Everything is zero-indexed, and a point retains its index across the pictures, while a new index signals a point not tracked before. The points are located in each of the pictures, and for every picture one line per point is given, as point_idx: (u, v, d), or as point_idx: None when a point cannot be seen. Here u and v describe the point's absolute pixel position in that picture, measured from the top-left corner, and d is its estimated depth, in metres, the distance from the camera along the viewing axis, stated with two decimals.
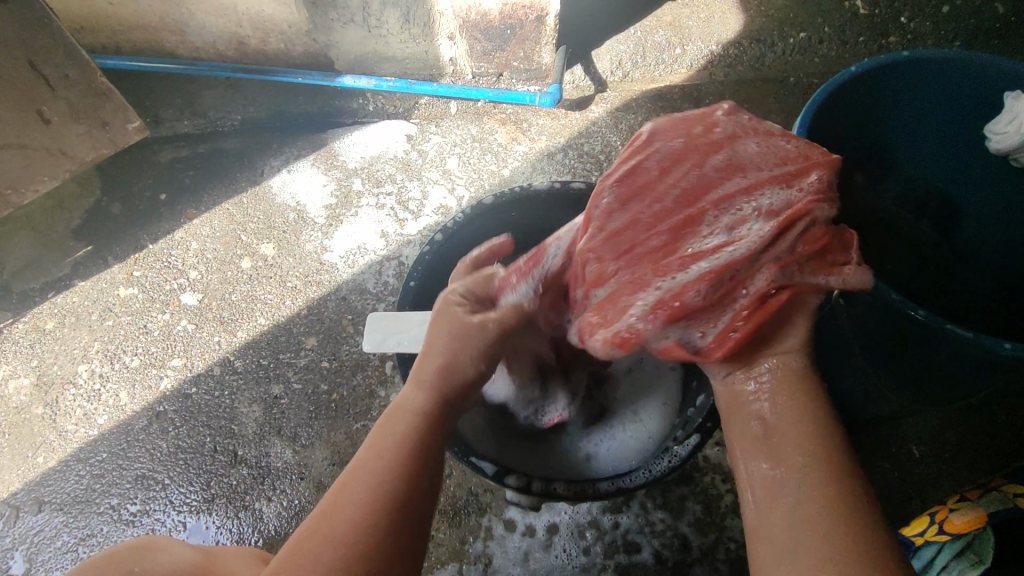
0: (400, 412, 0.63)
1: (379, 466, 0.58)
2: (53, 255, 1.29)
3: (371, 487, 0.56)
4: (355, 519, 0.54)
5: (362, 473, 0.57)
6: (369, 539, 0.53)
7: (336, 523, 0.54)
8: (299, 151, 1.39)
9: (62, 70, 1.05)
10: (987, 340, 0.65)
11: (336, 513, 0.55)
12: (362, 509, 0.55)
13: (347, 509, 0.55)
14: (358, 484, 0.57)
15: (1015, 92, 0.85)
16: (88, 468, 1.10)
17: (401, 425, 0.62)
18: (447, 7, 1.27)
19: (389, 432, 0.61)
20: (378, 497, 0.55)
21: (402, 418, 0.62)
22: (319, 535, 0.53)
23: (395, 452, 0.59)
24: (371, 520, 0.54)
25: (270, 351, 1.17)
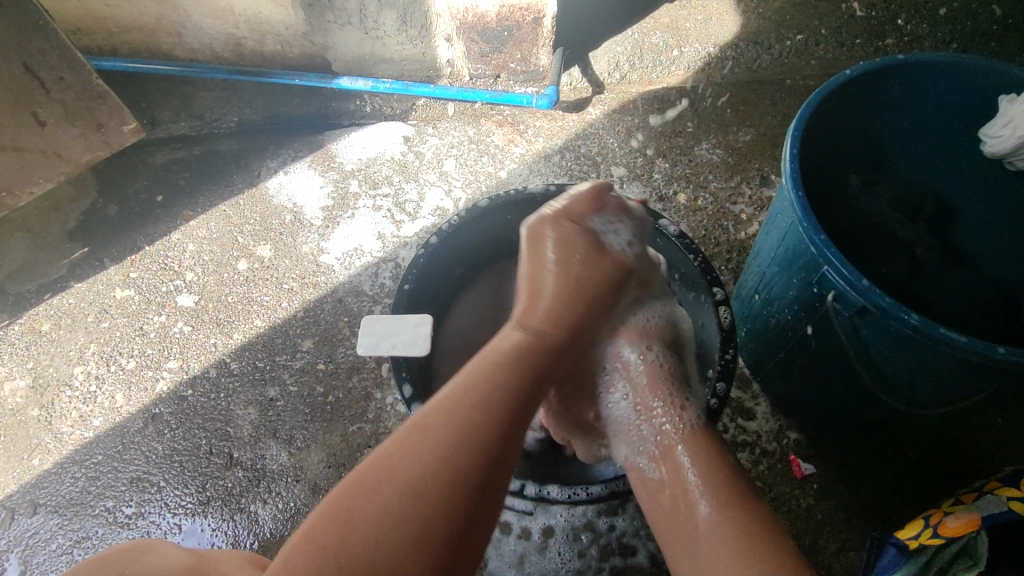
0: (495, 355, 0.64)
1: (470, 413, 0.57)
2: (49, 256, 1.29)
3: (458, 435, 0.55)
4: (431, 465, 0.53)
5: (449, 409, 0.56)
6: (445, 486, 0.52)
7: (412, 458, 0.53)
8: (296, 153, 1.39)
9: (58, 73, 1.05)
10: (979, 345, 0.65)
11: (411, 449, 0.54)
12: (446, 453, 0.53)
13: (428, 450, 0.53)
14: (439, 424, 0.55)
15: (1009, 95, 0.84)
16: (84, 470, 1.10)
17: (493, 372, 0.61)
18: (444, 9, 1.27)
19: (480, 373, 0.61)
20: (463, 441, 0.55)
21: (496, 367, 0.61)
22: (390, 464, 0.53)
23: (487, 403, 0.58)
24: (452, 468, 0.53)
25: (266, 353, 1.17)
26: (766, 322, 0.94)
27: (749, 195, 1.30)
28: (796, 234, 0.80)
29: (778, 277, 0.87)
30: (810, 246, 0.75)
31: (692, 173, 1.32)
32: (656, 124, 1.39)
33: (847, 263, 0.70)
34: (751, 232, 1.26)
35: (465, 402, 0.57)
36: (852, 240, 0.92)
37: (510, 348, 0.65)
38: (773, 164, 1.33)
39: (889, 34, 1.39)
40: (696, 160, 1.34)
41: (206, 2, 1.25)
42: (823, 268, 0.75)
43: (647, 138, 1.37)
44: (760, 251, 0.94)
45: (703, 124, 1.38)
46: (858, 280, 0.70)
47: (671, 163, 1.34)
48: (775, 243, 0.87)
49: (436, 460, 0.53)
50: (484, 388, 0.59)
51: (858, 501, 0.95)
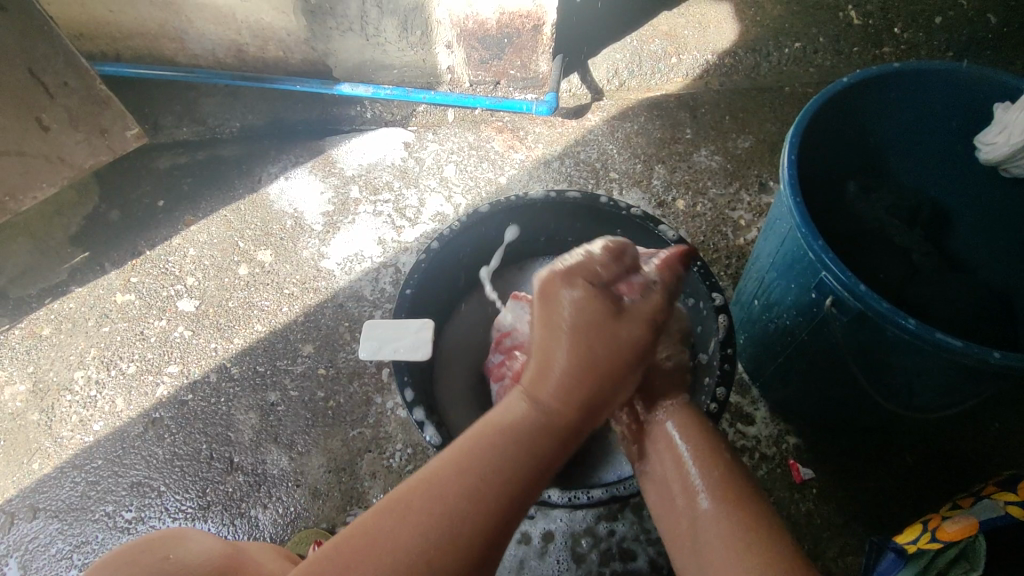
0: (493, 427, 0.57)
1: (450, 504, 0.51)
2: (51, 261, 1.29)
3: (431, 534, 0.50)
4: (403, 561, 0.48)
5: (434, 499, 0.51)
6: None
7: (396, 547, 0.49)
8: (298, 159, 1.39)
9: (62, 78, 1.05)
10: (976, 350, 0.66)
11: (399, 530, 0.50)
12: (414, 552, 0.49)
13: (395, 542, 0.49)
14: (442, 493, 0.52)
15: (1003, 103, 0.85)
16: (84, 475, 1.10)
17: (476, 459, 0.54)
18: (444, 16, 1.29)
19: (483, 443, 0.55)
20: (450, 541, 0.50)
21: (494, 442, 0.56)
22: (365, 553, 0.49)
23: (477, 496, 0.52)
24: (417, 574, 0.48)
25: (266, 358, 1.17)
26: (764, 327, 0.95)
27: (748, 201, 1.30)
28: (794, 241, 0.80)
29: (777, 283, 0.88)
30: (808, 252, 0.76)
31: (691, 179, 1.33)
32: (655, 131, 1.40)
33: (844, 268, 0.71)
34: (750, 238, 1.27)
35: (453, 484, 0.52)
36: (851, 245, 0.93)
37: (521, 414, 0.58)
38: (771, 170, 1.34)
39: (886, 42, 1.41)
40: (695, 167, 1.35)
41: (209, 8, 1.26)
42: (821, 275, 0.75)
43: (646, 144, 1.38)
44: (758, 257, 0.95)
45: (701, 131, 1.39)
46: (855, 285, 0.70)
47: (670, 169, 1.35)
48: (773, 250, 0.88)
49: (412, 564, 0.48)
50: (487, 472, 0.53)
51: (857, 506, 0.96)
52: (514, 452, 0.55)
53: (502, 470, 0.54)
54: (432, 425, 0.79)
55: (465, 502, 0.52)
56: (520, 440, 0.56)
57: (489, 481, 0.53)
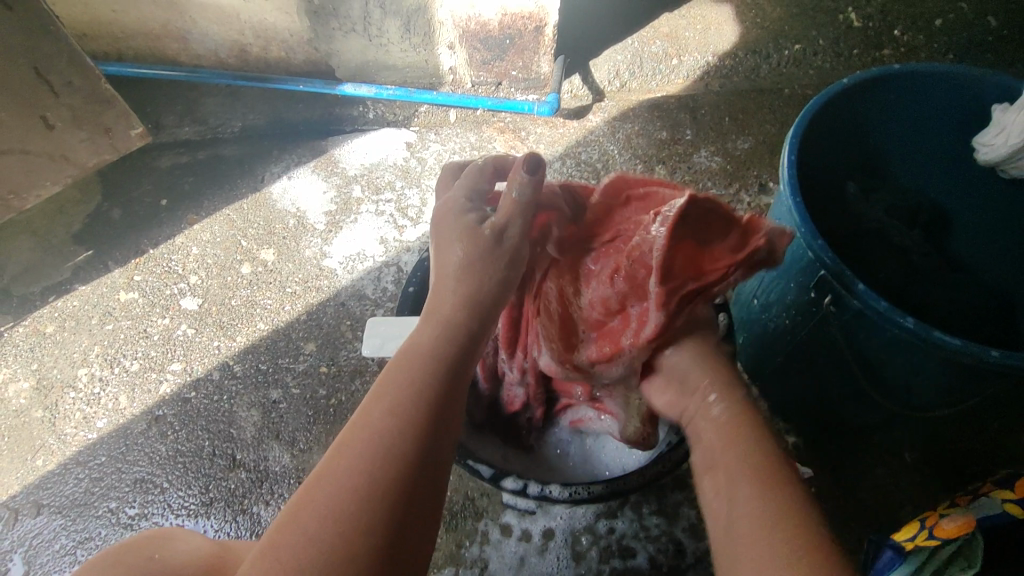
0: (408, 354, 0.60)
1: (377, 426, 0.54)
2: (55, 259, 1.30)
3: (366, 451, 0.52)
4: (343, 479, 0.50)
5: (361, 428, 0.53)
6: (355, 505, 0.49)
7: (333, 476, 0.50)
8: (300, 158, 1.40)
9: (67, 77, 1.06)
10: (973, 347, 0.67)
11: (335, 465, 0.51)
12: (348, 476, 0.50)
13: (321, 494, 0.49)
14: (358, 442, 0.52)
15: (1003, 104, 0.86)
16: (87, 471, 1.10)
17: (393, 385, 0.57)
18: (447, 17, 1.30)
19: (405, 374, 0.58)
20: (383, 451, 0.52)
21: (417, 365, 0.59)
22: (307, 499, 0.50)
23: (400, 409, 0.55)
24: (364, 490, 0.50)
25: (269, 356, 1.18)
26: (763, 327, 0.95)
27: (748, 202, 1.31)
28: (794, 239, 0.81)
29: (776, 282, 0.89)
30: (807, 251, 0.77)
31: (692, 180, 1.34)
32: (656, 132, 1.41)
33: (843, 267, 0.72)
34: None
35: (380, 409, 0.55)
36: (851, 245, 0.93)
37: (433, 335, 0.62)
38: (771, 171, 1.34)
39: (885, 44, 1.42)
40: (695, 168, 1.36)
41: (213, 9, 1.27)
42: (820, 273, 0.76)
43: (647, 145, 1.39)
44: None
45: (702, 132, 1.40)
46: (853, 283, 0.71)
47: (670, 170, 1.36)
48: None
49: (349, 484, 0.50)
50: (401, 391, 0.57)
51: (855, 504, 0.96)
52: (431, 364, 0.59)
53: (418, 386, 0.57)
54: None
55: (386, 422, 0.54)
56: (432, 354, 0.60)
57: (404, 395, 0.56)
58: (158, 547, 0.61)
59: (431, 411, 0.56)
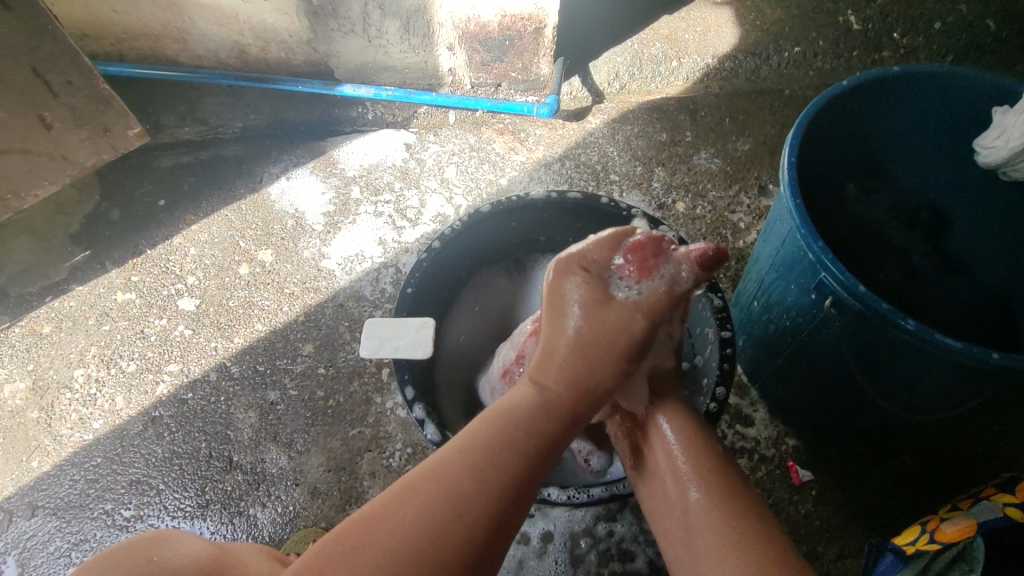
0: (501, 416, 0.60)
1: (455, 493, 0.53)
2: (52, 259, 1.30)
3: (437, 514, 0.52)
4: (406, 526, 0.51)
5: (441, 483, 0.53)
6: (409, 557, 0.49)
7: (397, 521, 0.51)
8: (299, 159, 1.40)
9: (66, 77, 1.06)
10: (975, 350, 0.66)
11: (400, 510, 0.52)
12: (413, 529, 0.51)
13: (395, 535, 0.50)
14: (435, 487, 0.53)
15: (1001, 105, 0.86)
16: (83, 473, 1.10)
17: (474, 453, 0.56)
18: (446, 18, 1.29)
19: (487, 441, 0.57)
20: (451, 522, 0.52)
21: (501, 437, 0.58)
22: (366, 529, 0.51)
23: (480, 480, 0.54)
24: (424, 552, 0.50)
25: (266, 357, 1.17)
26: (764, 329, 0.95)
27: (747, 204, 1.31)
28: (794, 242, 0.81)
29: (777, 283, 0.88)
30: (808, 253, 0.76)
31: (692, 182, 1.34)
32: (656, 134, 1.41)
33: (844, 269, 0.71)
34: (749, 240, 1.27)
35: (460, 473, 0.55)
36: (853, 246, 0.93)
37: (532, 405, 0.61)
38: (770, 173, 1.34)
39: (885, 47, 1.42)
40: (695, 169, 1.35)
41: (212, 9, 1.26)
42: (821, 275, 0.76)
43: (646, 147, 1.39)
44: (758, 259, 0.95)
45: (702, 134, 1.40)
46: (854, 286, 0.71)
47: (670, 171, 1.35)
48: (773, 252, 0.88)
49: (411, 534, 0.50)
50: (487, 467, 0.55)
51: (856, 508, 0.96)
52: (521, 441, 0.58)
53: (506, 462, 0.56)
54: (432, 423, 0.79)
55: (462, 485, 0.54)
56: (528, 433, 0.59)
57: (489, 474, 0.55)
58: (159, 547, 0.60)
59: (508, 494, 0.55)
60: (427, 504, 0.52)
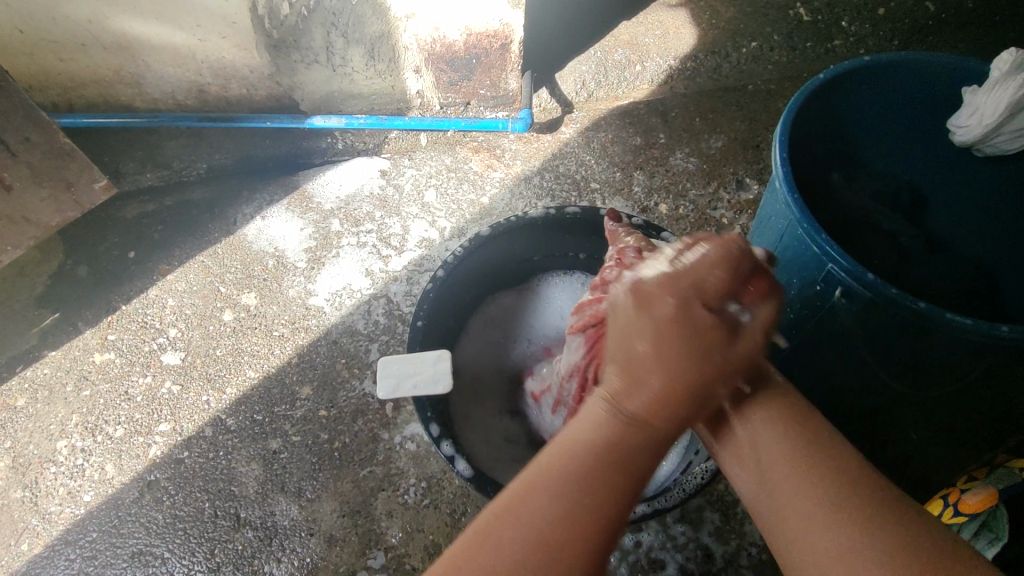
0: (568, 455, 0.49)
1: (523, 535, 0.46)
2: (20, 326, 1.23)
3: (539, 526, 0.46)
4: (509, 558, 0.45)
5: (544, 481, 0.48)
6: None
7: (497, 553, 0.45)
8: (272, 197, 1.36)
9: (22, 133, 1.00)
10: (985, 325, 0.68)
11: (492, 549, 0.45)
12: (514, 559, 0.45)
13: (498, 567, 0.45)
14: (536, 501, 0.47)
15: (972, 86, 0.90)
16: (78, 551, 1.03)
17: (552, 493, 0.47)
18: (411, 41, 1.27)
19: (550, 483, 0.47)
20: (555, 523, 0.46)
21: (583, 461, 0.48)
22: (486, 547, 0.45)
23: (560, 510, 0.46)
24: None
25: (263, 405, 1.12)
26: (766, 324, 0.96)
27: (727, 200, 1.33)
28: (794, 235, 0.82)
29: (777, 278, 0.90)
30: (811, 246, 0.78)
31: (671, 183, 1.35)
32: (630, 138, 1.42)
33: (849, 258, 0.73)
34: (734, 236, 1.29)
35: (548, 503, 0.47)
36: (842, 232, 0.95)
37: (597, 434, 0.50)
38: (746, 168, 1.37)
39: (836, 36, 1.48)
40: (673, 171, 1.37)
41: (166, 50, 1.22)
42: (827, 267, 0.77)
43: (622, 152, 1.40)
44: (753, 255, 0.97)
45: (674, 134, 1.42)
46: (863, 274, 0.72)
47: (649, 174, 1.37)
48: (770, 247, 0.90)
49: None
50: (549, 497, 0.47)
51: None
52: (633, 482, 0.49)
53: (603, 435, 0.50)
54: (462, 458, 0.79)
55: (570, 497, 0.47)
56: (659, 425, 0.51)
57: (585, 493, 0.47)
58: None
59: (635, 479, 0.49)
60: (517, 522, 0.46)
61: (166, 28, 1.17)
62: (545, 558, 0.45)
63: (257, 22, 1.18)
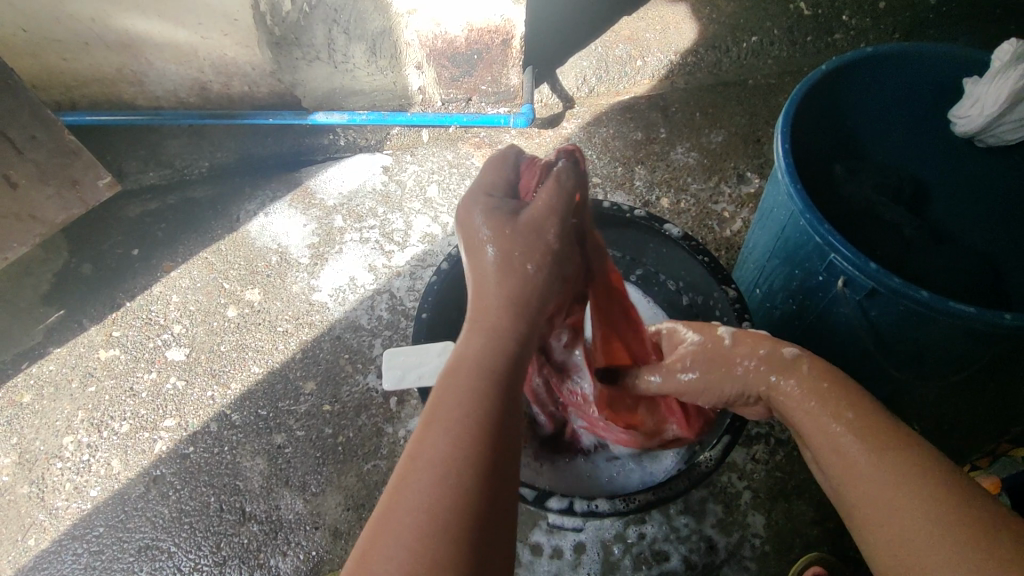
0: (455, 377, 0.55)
1: (438, 453, 0.48)
2: (25, 323, 1.23)
3: (446, 449, 0.49)
4: (427, 492, 0.46)
5: (441, 409, 0.51)
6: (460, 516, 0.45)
7: (406, 506, 0.46)
8: (275, 194, 1.36)
9: (27, 131, 1.01)
10: (988, 314, 0.68)
11: (403, 498, 0.47)
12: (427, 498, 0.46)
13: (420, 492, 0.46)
14: (433, 436, 0.50)
15: (974, 77, 0.91)
16: (85, 545, 1.04)
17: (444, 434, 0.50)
18: (412, 37, 1.27)
19: (446, 400, 0.52)
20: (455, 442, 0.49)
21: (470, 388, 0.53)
22: (398, 499, 0.47)
23: (453, 419, 0.51)
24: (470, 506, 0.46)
25: (267, 401, 1.13)
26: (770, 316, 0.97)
27: (729, 194, 1.33)
28: (796, 226, 0.82)
29: (780, 269, 0.90)
30: (814, 236, 0.78)
31: (672, 177, 1.35)
32: (631, 133, 1.42)
33: (852, 247, 0.73)
34: (736, 229, 1.29)
35: (439, 442, 0.49)
36: (845, 224, 0.95)
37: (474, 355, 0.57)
38: (747, 162, 1.37)
39: (837, 29, 1.48)
40: (674, 165, 1.37)
41: (169, 48, 1.22)
42: (830, 257, 0.77)
43: (623, 148, 1.40)
44: (757, 246, 0.97)
45: (676, 129, 1.42)
46: (866, 264, 0.72)
47: (650, 169, 1.37)
48: (773, 238, 0.90)
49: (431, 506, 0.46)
50: (449, 420, 0.51)
51: None
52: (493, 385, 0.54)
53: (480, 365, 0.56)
54: None
55: (454, 434, 0.50)
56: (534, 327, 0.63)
57: (460, 419, 0.51)
58: None
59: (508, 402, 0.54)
60: (436, 457, 0.48)
61: (169, 25, 1.17)
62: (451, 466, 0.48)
63: (258, 19, 1.18)
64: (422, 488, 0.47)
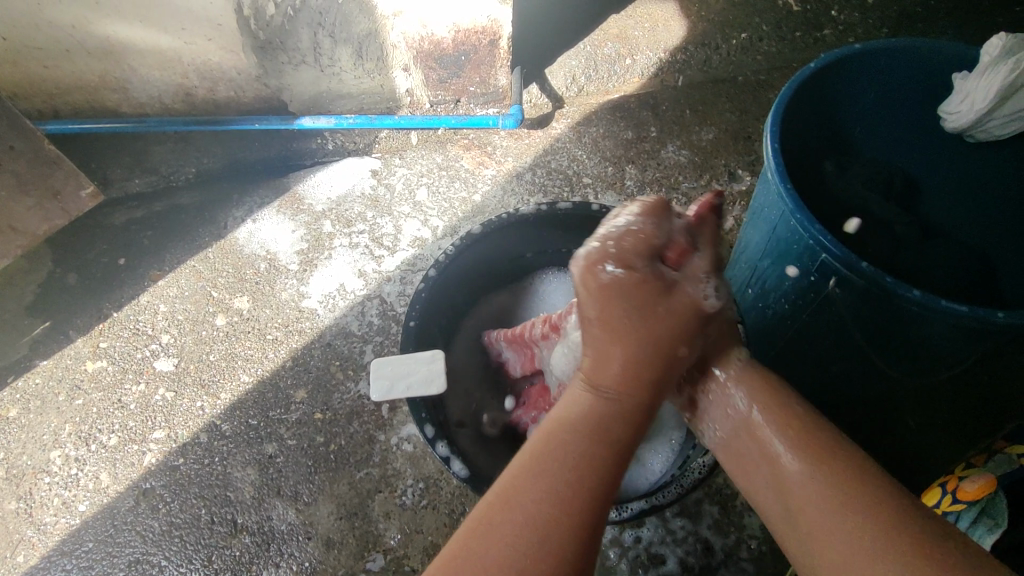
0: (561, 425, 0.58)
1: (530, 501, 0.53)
2: (10, 335, 1.21)
3: (531, 500, 0.53)
4: (510, 536, 0.51)
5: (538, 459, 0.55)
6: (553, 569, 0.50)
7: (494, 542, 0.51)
8: (262, 199, 1.35)
9: (6, 142, 1.00)
10: (980, 312, 0.68)
11: (492, 533, 0.51)
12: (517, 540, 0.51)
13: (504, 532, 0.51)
14: (523, 482, 0.54)
15: (962, 72, 0.90)
16: (74, 561, 1.02)
17: (514, 508, 0.53)
18: (399, 39, 1.26)
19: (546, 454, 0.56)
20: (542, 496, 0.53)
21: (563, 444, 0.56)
22: (487, 528, 0.52)
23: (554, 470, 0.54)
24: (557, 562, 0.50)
25: (258, 410, 1.12)
26: (764, 316, 0.96)
27: (720, 192, 1.32)
28: (787, 225, 0.81)
29: (772, 268, 0.90)
30: (805, 236, 0.77)
31: (663, 176, 1.35)
32: (621, 132, 1.41)
33: (843, 247, 0.72)
34: (727, 227, 1.29)
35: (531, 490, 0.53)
36: (836, 222, 0.95)
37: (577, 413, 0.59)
38: (738, 160, 1.36)
39: (825, 25, 1.47)
40: (665, 164, 1.36)
41: (150, 54, 1.21)
42: (821, 257, 0.77)
43: (614, 147, 1.39)
44: (748, 245, 0.97)
45: (666, 127, 1.41)
46: (857, 264, 0.71)
47: (641, 168, 1.36)
48: (764, 237, 0.90)
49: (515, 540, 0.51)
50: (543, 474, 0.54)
51: None
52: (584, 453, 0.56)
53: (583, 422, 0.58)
54: (458, 458, 0.78)
55: (542, 486, 0.53)
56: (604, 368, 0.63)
57: (552, 479, 0.54)
58: None
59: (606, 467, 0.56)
60: (522, 511, 0.52)
61: (151, 31, 1.16)
62: (540, 520, 0.52)
63: (242, 24, 1.17)
64: (510, 524, 0.52)
